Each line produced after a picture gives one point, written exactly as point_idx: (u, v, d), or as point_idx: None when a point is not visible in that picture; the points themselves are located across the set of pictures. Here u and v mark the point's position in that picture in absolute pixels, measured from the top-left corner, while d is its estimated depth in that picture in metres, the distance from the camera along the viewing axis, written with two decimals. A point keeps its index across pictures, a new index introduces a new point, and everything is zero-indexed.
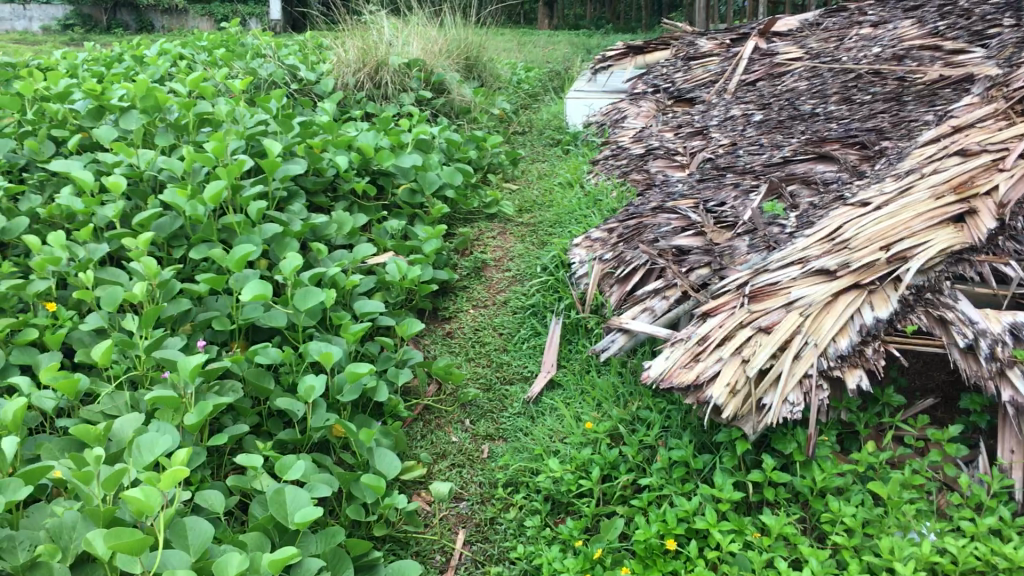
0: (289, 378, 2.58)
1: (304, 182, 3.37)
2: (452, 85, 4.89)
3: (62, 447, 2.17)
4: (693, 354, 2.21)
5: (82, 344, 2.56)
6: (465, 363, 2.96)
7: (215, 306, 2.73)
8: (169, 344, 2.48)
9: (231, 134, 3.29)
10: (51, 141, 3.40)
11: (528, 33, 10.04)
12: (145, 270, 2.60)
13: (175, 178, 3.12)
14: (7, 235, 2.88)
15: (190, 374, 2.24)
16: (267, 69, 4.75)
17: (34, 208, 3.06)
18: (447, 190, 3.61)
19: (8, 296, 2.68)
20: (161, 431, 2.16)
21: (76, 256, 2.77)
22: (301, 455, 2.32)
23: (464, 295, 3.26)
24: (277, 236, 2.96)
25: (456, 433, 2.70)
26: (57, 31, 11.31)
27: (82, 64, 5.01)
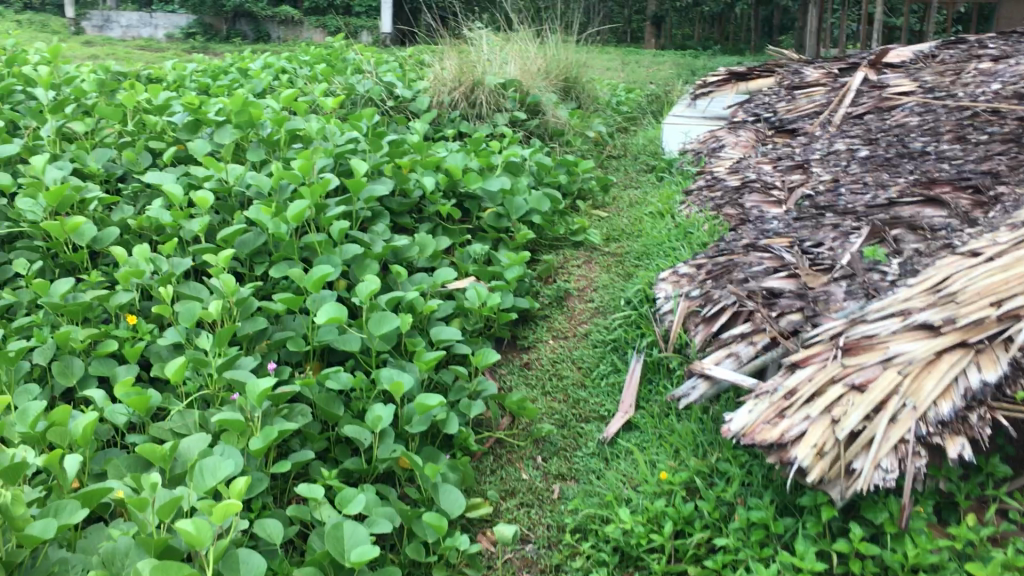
0: (360, 405, 2.54)
1: (389, 202, 3.35)
2: (547, 106, 4.82)
3: (129, 465, 2.19)
4: (780, 409, 2.08)
5: (158, 358, 2.57)
6: (540, 397, 2.87)
7: (291, 327, 2.71)
8: (241, 364, 2.47)
9: (319, 152, 3.30)
10: (148, 153, 3.47)
11: (633, 52, 9.93)
12: (223, 287, 2.61)
13: (262, 194, 3.13)
14: (98, 244, 2.94)
15: (258, 399, 2.22)
16: (365, 84, 4.78)
17: (126, 219, 3.10)
18: (534, 216, 3.55)
19: (93, 307, 2.73)
20: (224, 455, 2.14)
21: (159, 269, 2.79)
22: (364, 487, 2.27)
23: (545, 325, 3.17)
24: (358, 257, 2.94)
25: (527, 470, 2.61)
26: (179, 39, 11.78)
27: (190, 76, 5.15)
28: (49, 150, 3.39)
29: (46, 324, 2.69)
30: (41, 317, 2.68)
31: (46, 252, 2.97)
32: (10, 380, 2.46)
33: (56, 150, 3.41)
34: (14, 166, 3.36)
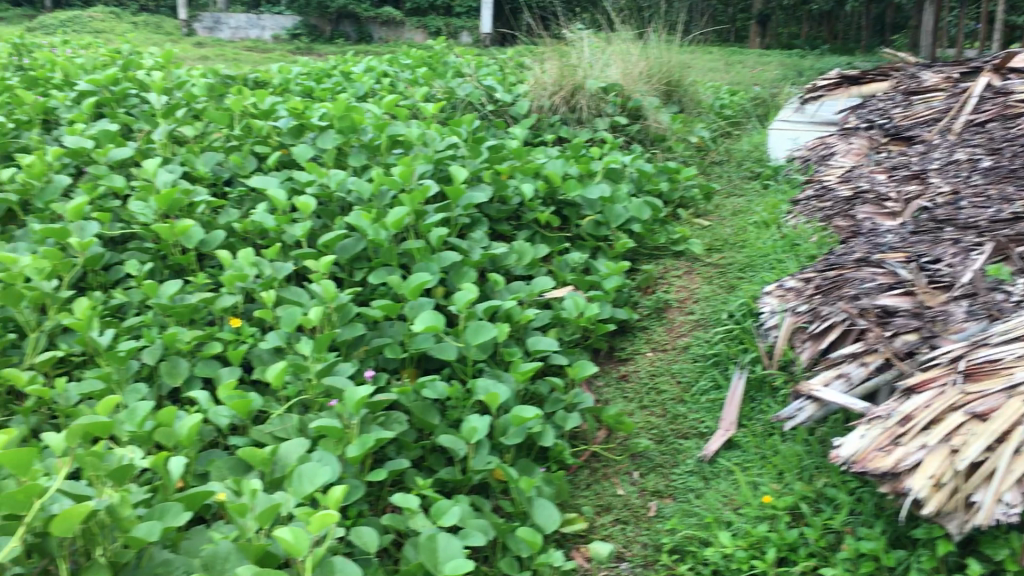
0: (455, 414, 2.52)
1: (488, 209, 3.34)
2: (649, 111, 4.74)
3: (231, 467, 2.22)
4: (893, 435, 1.99)
5: (260, 361, 2.61)
6: (637, 412, 2.81)
7: (389, 333, 2.73)
8: (339, 370, 2.48)
9: (420, 158, 3.30)
10: (254, 157, 3.53)
11: (737, 52, 9.73)
12: (324, 293, 2.63)
13: (363, 199, 3.15)
14: (205, 247, 3.00)
15: (355, 406, 2.22)
16: (465, 89, 4.78)
17: (232, 222, 3.16)
18: (634, 224, 3.49)
19: (199, 309, 2.79)
20: (323, 461, 2.15)
21: (263, 273, 2.83)
22: (459, 498, 2.26)
23: (644, 336, 3.11)
24: (456, 265, 2.94)
25: (623, 486, 2.56)
26: (286, 41, 12.11)
27: (296, 79, 5.24)
28: (161, 154, 3.48)
29: (155, 324, 2.76)
30: (151, 318, 2.75)
31: (156, 253, 3.05)
32: (121, 378, 2.53)
33: (168, 154, 3.50)
34: (128, 169, 3.47)
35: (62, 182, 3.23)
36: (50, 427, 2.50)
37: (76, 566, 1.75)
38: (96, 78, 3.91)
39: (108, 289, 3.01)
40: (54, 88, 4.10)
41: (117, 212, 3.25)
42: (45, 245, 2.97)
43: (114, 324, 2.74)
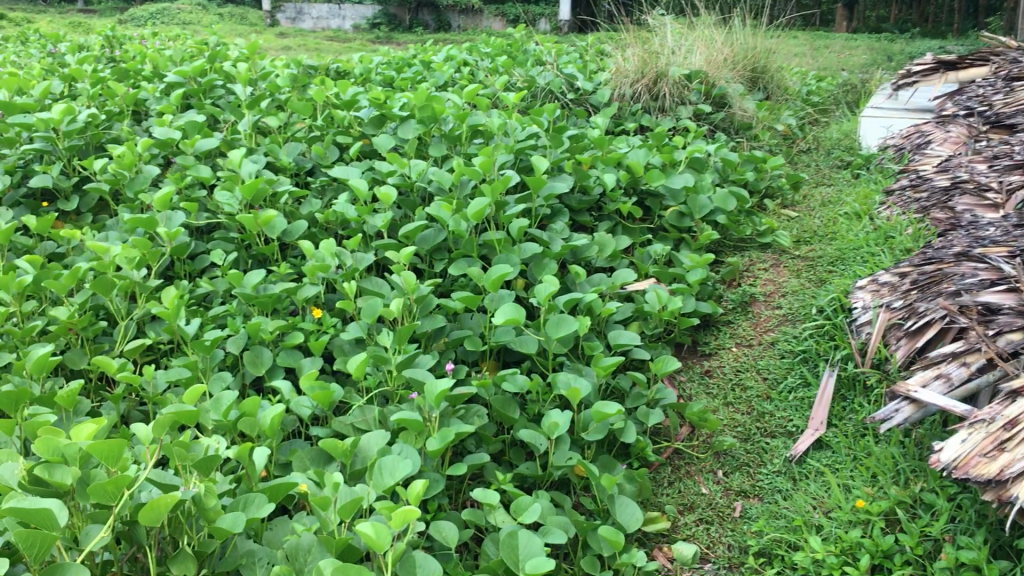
0: (536, 408, 2.49)
1: (569, 200, 3.30)
2: (734, 99, 4.63)
3: (312, 458, 2.22)
4: (998, 441, 1.90)
5: (342, 351, 2.61)
6: (722, 408, 2.74)
7: (469, 325, 2.72)
8: (419, 363, 2.47)
9: (501, 148, 3.27)
10: (336, 147, 3.54)
11: (823, 36, 9.48)
12: (404, 284, 2.61)
13: (443, 190, 3.14)
14: (288, 237, 3.02)
15: (436, 400, 2.20)
16: (546, 77, 4.74)
17: (314, 212, 3.18)
18: (719, 215, 3.40)
19: (282, 299, 2.80)
20: (403, 455, 2.14)
21: (344, 264, 2.83)
22: (539, 494, 2.22)
23: (728, 331, 3.03)
24: (537, 256, 2.90)
25: (707, 485, 2.50)
26: (366, 30, 12.65)
27: (377, 69, 5.27)
28: (245, 144, 3.52)
29: (239, 313, 2.79)
30: (235, 307, 2.78)
31: (240, 243, 3.09)
32: (206, 367, 2.56)
33: (252, 144, 3.54)
34: (214, 159, 3.51)
35: (151, 172, 3.29)
36: (139, 414, 2.55)
37: (164, 554, 1.76)
38: (184, 69, 3.97)
39: (194, 278, 3.06)
40: (143, 80, 4.18)
41: (203, 202, 3.30)
42: (135, 235, 3.03)
43: (200, 313, 2.78)
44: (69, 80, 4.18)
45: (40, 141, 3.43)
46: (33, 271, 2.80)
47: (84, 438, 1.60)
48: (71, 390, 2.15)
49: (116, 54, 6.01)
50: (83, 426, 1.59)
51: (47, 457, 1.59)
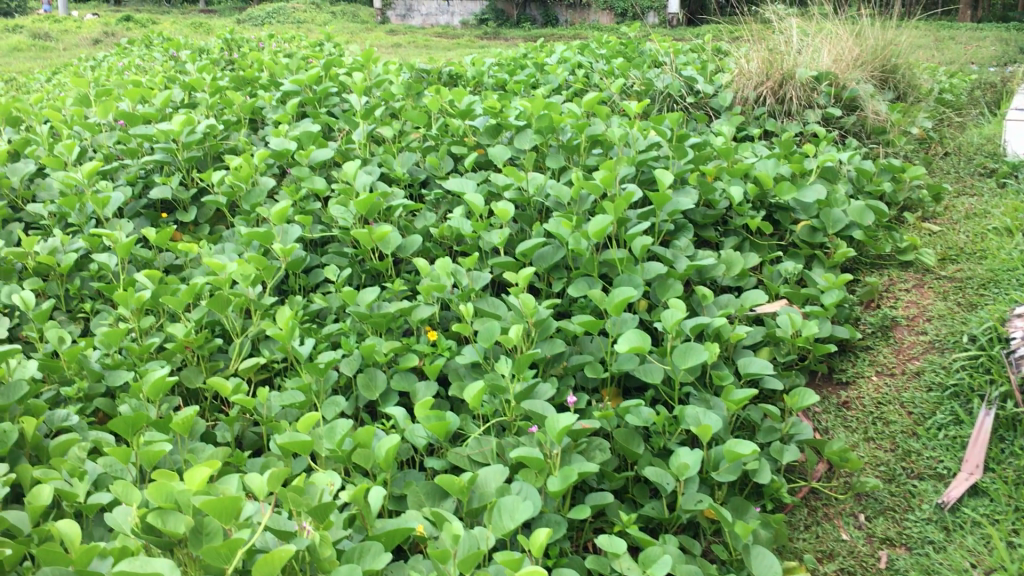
0: (661, 442, 2.36)
1: (693, 214, 3.13)
2: (866, 100, 4.36)
3: (427, 492, 2.14)
4: None
5: (457, 376, 2.53)
6: (863, 445, 2.54)
7: (589, 348, 2.61)
8: (538, 392, 2.36)
9: (622, 160, 3.12)
10: (450, 157, 3.43)
11: (948, 26, 8.99)
12: (522, 306, 2.50)
13: (561, 205, 3.00)
14: (402, 252, 2.94)
15: (558, 436, 2.09)
16: (664, 80, 4.57)
17: (429, 227, 3.09)
18: (855, 230, 3.18)
19: (396, 317, 2.72)
20: (522, 495, 2.04)
21: (459, 283, 2.73)
22: (669, 539, 2.08)
23: (867, 358, 2.82)
24: (661, 276, 2.75)
25: (847, 530, 2.31)
26: (474, 27, 13.94)
27: (489, 72, 5.19)
28: (360, 154, 3.45)
29: (353, 332, 2.73)
30: (349, 326, 2.72)
31: (354, 258, 3.02)
32: (320, 389, 2.50)
33: (366, 154, 3.47)
34: (328, 170, 3.47)
35: (267, 184, 3.26)
36: (252, 435, 2.52)
37: None
38: (300, 77, 3.94)
39: (308, 292, 3.02)
40: (260, 88, 4.19)
41: (318, 213, 3.25)
42: (251, 249, 3.00)
43: (314, 331, 2.73)
44: (189, 89, 4.22)
45: (161, 152, 3.45)
46: (152, 286, 2.80)
47: (196, 484, 1.57)
48: (187, 416, 2.13)
49: (234, 58, 6.11)
50: (196, 471, 1.55)
51: (161, 502, 1.57)
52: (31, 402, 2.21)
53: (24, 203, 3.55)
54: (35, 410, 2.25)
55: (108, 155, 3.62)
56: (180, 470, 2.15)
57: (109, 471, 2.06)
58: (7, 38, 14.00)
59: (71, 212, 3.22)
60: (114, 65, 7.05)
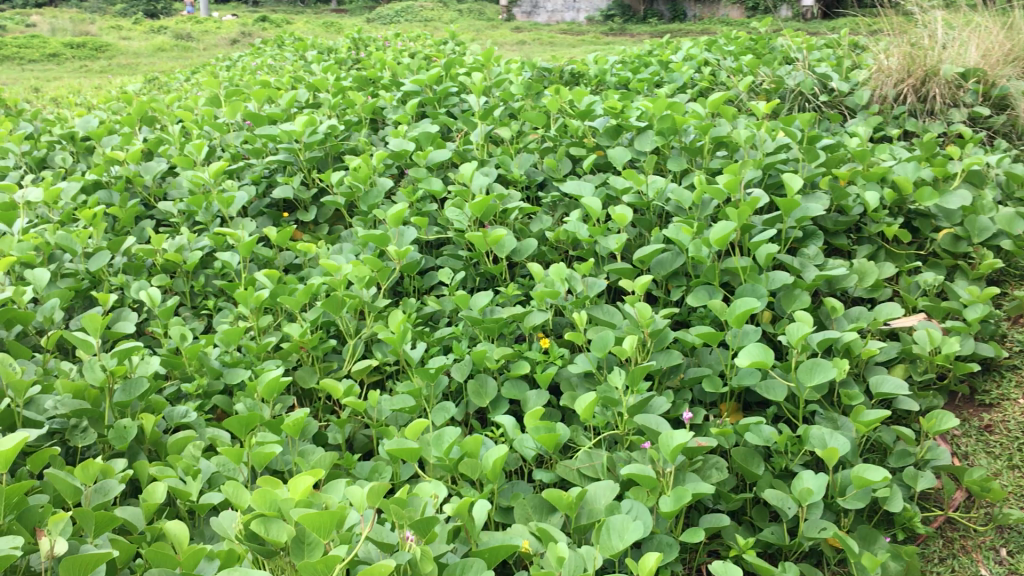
0: (782, 463, 2.24)
1: (823, 221, 2.96)
2: (1019, 98, 4.05)
3: (535, 505, 2.08)
4: None
5: (569, 385, 2.47)
6: (1007, 473, 2.36)
7: (708, 361, 2.50)
8: (653, 406, 2.26)
9: (748, 163, 2.97)
10: (569, 159, 3.35)
11: None
12: (639, 316, 2.41)
13: (683, 209, 2.89)
14: (517, 256, 2.88)
15: (671, 454, 2.00)
16: (796, 77, 4.38)
17: (544, 230, 3.02)
18: (1003, 240, 2.94)
19: (509, 323, 2.67)
20: (633, 514, 1.95)
21: (574, 289, 2.65)
22: (788, 568, 1.95)
23: (1014, 378, 2.61)
24: (787, 287, 2.60)
25: (988, 566, 2.15)
26: (600, 21, 14.55)
27: (613, 70, 5.10)
28: (478, 156, 3.41)
29: (465, 336, 2.69)
30: (461, 330, 2.68)
31: (469, 261, 2.98)
32: (430, 394, 2.47)
33: (484, 155, 3.42)
34: (446, 171, 3.45)
35: (385, 185, 3.26)
36: (362, 438, 2.51)
37: None
38: (421, 78, 3.94)
39: (423, 295, 3.00)
40: (382, 88, 4.21)
41: (434, 215, 3.23)
42: (367, 250, 3.00)
43: (426, 335, 2.70)
44: (314, 90, 4.28)
45: (284, 152, 3.50)
46: (270, 286, 2.83)
47: (299, 493, 1.55)
48: (297, 418, 2.12)
49: (362, 56, 6.22)
50: (300, 479, 1.53)
51: (264, 510, 1.55)
52: (152, 399, 2.23)
53: (156, 201, 3.68)
54: (157, 407, 2.28)
55: (235, 155, 3.71)
56: (290, 472, 2.14)
57: (222, 470, 2.06)
58: (154, 38, 14.71)
59: (198, 210, 3.30)
60: (249, 65, 7.33)
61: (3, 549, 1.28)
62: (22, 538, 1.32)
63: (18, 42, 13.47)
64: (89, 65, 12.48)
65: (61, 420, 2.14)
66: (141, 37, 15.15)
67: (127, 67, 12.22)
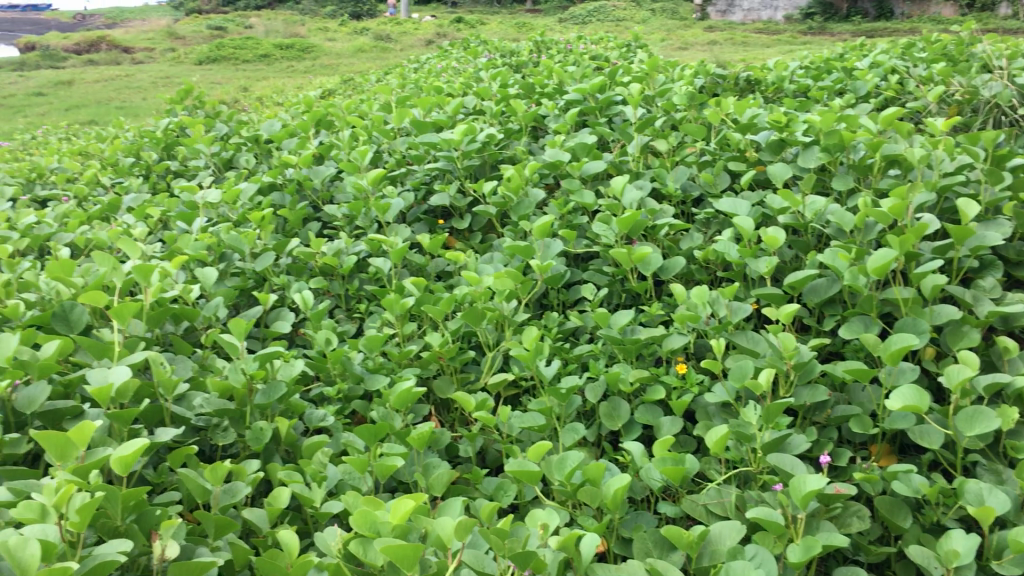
0: (933, 517, 2.06)
1: (1004, 250, 2.71)
2: None
3: (655, 540, 1.99)
4: None
5: (706, 414, 2.36)
6: None
7: (858, 398, 2.33)
8: (791, 445, 2.13)
9: (921, 185, 2.75)
10: (728, 174, 3.22)
11: None
12: (782, 346, 2.27)
13: (844, 232, 2.71)
14: (664, 274, 2.79)
15: (803, 500, 1.87)
16: (992, 87, 4.04)
17: (694, 249, 2.92)
18: None
19: (649, 344, 2.59)
20: (757, 561, 1.83)
21: (718, 313, 2.54)
22: None
23: None
24: (954, 322, 2.39)
25: None
26: (798, 21, 14.27)
27: (793, 76, 4.89)
28: (633, 168, 3.34)
29: (603, 355, 2.63)
30: (600, 348, 2.62)
31: (614, 277, 2.91)
32: (562, 413, 2.43)
33: (640, 168, 3.35)
34: (601, 183, 3.39)
35: (537, 196, 3.24)
36: (493, 452, 2.48)
37: None
38: (583, 86, 3.90)
39: (566, 309, 2.97)
40: (545, 95, 4.20)
41: (584, 228, 3.19)
42: (513, 262, 2.99)
43: (564, 351, 2.66)
44: (480, 96, 4.32)
45: (443, 160, 3.55)
46: (416, 294, 2.86)
47: (398, 517, 1.56)
48: (421, 432, 2.12)
49: (539, 60, 6.29)
50: (399, 503, 1.55)
51: (364, 531, 1.58)
52: (291, 402, 2.31)
53: (324, 204, 3.82)
54: (295, 410, 2.35)
55: (399, 161, 3.80)
56: (414, 484, 2.17)
57: (348, 479, 2.10)
58: (355, 39, 15.42)
59: (358, 216, 3.41)
60: (433, 67, 7.56)
61: (111, 553, 1.39)
62: (129, 544, 1.41)
63: (234, 44, 14.44)
64: (294, 66, 13.22)
65: (206, 417, 2.24)
66: (343, 38, 15.92)
67: (328, 68, 12.85)
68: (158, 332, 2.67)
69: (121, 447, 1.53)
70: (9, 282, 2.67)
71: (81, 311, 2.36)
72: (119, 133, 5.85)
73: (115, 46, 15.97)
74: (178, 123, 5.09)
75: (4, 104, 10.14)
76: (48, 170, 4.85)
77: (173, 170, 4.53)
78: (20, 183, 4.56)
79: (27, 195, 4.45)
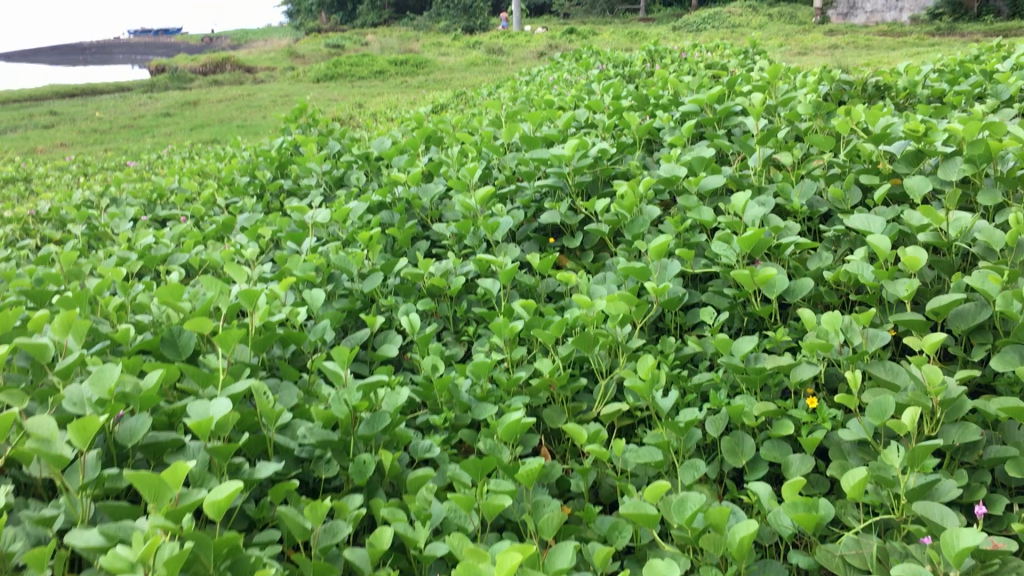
0: None
1: None
2: None
3: None
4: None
5: (841, 453, 2.16)
6: None
7: (1014, 437, 2.09)
8: (940, 491, 1.91)
9: None
10: (859, 188, 3.00)
11: None
12: (928, 380, 2.05)
13: (993, 252, 2.47)
14: (791, 296, 2.60)
15: (956, 559, 1.64)
16: None
17: (824, 269, 2.71)
18: None
19: (775, 373, 2.40)
20: None
21: (852, 341, 2.32)
22: None
23: None
24: None
25: None
26: (925, 23, 13.73)
27: (926, 80, 4.60)
28: (755, 183, 3.15)
29: (725, 385, 2.45)
30: (721, 377, 2.45)
31: (735, 300, 2.73)
32: (680, 448, 2.26)
33: (762, 182, 3.16)
34: (720, 199, 3.22)
35: (652, 213, 3.08)
36: (607, 487, 2.33)
37: None
38: (701, 97, 3.72)
39: (684, 332, 2.81)
40: (659, 106, 4.05)
41: (702, 246, 3.02)
42: (628, 282, 2.85)
43: (682, 380, 2.50)
44: (593, 109, 4.19)
45: (554, 177, 3.43)
46: (525, 317, 2.74)
47: (503, 572, 1.44)
48: (530, 468, 1.98)
49: (653, 71, 6.14)
50: (505, 557, 1.43)
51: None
52: (396, 431, 2.22)
53: (433, 222, 3.75)
54: (400, 440, 2.26)
55: (509, 178, 3.71)
56: (522, 523, 2.04)
57: (453, 516, 1.99)
58: (466, 54, 15.57)
59: (467, 235, 3.31)
60: (545, 79, 7.50)
61: None
62: None
63: (350, 61, 14.74)
64: (409, 81, 13.37)
65: (309, 448, 2.15)
66: (457, 53, 16.02)
67: (441, 82, 12.95)
68: (266, 356, 2.63)
69: (215, 490, 1.46)
70: (122, 305, 2.68)
71: (189, 336, 2.31)
72: (237, 151, 5.96)
73: (240, 67, 16.54)
74: (291, 141, 5.13)
75: (134, 124, 10.58)
76: (169, 190, 4.95)
77: (287, 188, 4.55)
78: (141, 204, 4.66)
79: (148, 215, 4.54)
